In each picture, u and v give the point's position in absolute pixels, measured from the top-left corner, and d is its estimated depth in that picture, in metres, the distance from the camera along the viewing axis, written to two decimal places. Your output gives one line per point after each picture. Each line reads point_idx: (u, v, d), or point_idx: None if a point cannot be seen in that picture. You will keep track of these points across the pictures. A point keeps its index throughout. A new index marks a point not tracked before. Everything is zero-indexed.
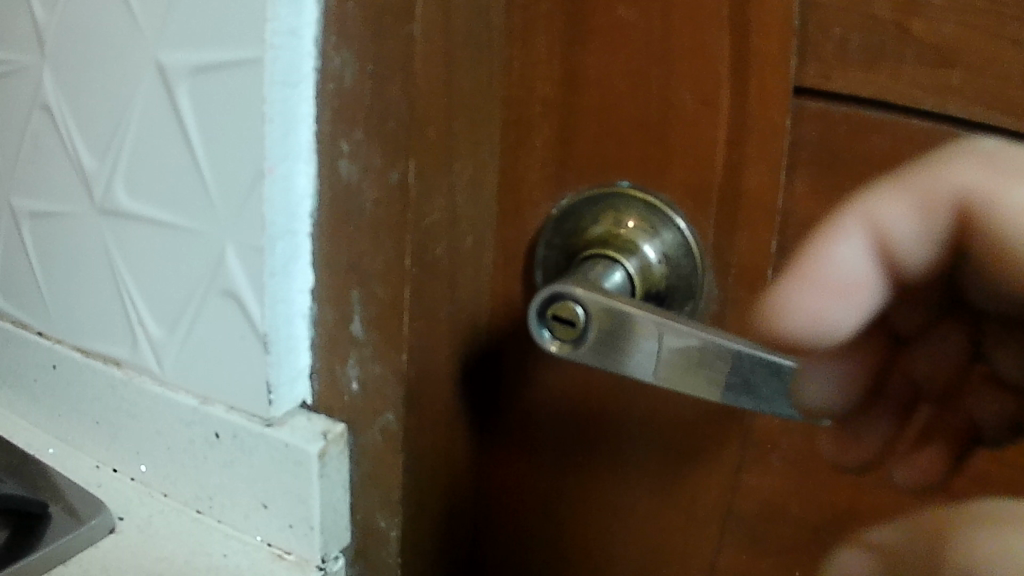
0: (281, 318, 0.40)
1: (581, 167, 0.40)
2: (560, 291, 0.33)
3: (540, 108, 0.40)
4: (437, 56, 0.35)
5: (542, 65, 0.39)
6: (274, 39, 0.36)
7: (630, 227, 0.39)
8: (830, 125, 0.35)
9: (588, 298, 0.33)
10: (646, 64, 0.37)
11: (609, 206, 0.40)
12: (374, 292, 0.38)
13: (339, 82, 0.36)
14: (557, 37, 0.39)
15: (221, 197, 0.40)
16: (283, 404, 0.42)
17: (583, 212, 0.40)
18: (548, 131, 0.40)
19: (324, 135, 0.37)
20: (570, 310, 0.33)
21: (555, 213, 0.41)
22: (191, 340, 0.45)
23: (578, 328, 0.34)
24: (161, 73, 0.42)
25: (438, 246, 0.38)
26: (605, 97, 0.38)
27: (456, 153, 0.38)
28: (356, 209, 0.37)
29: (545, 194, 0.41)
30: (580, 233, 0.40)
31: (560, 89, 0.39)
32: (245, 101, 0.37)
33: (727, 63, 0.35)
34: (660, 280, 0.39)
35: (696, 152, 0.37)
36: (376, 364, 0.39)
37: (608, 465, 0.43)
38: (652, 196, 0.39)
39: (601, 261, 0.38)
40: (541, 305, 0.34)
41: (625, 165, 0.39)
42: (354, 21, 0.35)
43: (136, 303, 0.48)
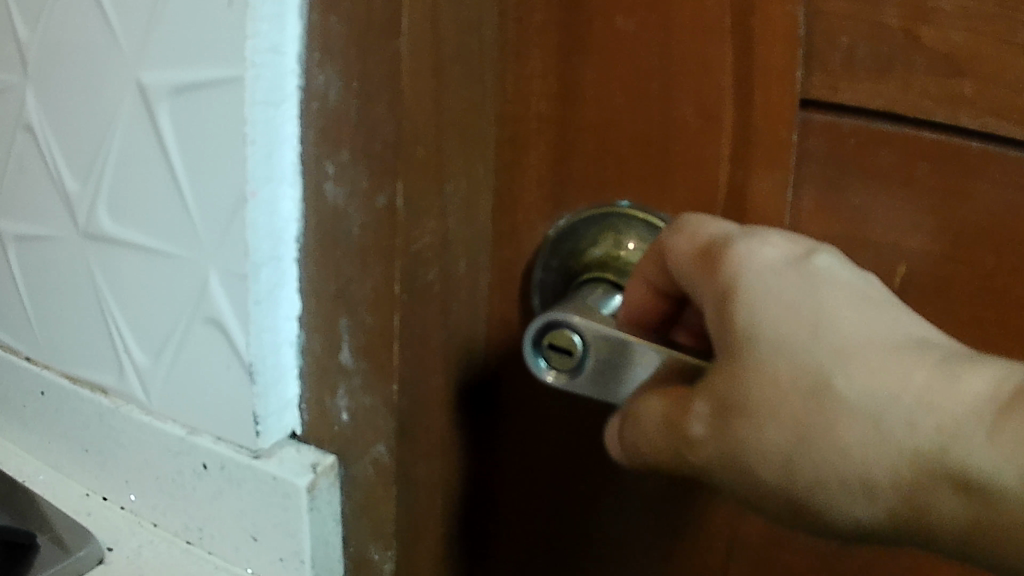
0: (267, 347, 0.38)
1: (580, 185, 0.39)
2: (557, 319, 0.32)
3: (537, 124, 0.38)
4: (426, 72, 0.33)
5: (538, 80, 0.38)
6: (256, 57, 0.34)
7: (631, 249, 0.38)
8: (837, 139, 0.33)
9: (584, 325, 0.32)
10: (646, 78, 0.35)
11: (608, 227, 0.38)
12: (362, 319, 0.36)
13: (324, 101, 0.35)
14: (553, 50, 0.37)
15: (203, 223, 0.38)
16: (271, 435, 0.41)
17: (581, 233, 0.39)
18: (546, 148, 0.39)
19: (310, 156, 0.36)
20: (567, 338, 0.32)
21: (553, 234, 0.40)
22: (177, 369, 0.43)
23: (572, 355, 0.32)
24: (143, 93, 0.40)
25: (431, 270, 0.36)
26: (602, 111, 0.37)
27: (448, 173, 0.36)
28: (343, 233, 0.35)
29: (543, 213, 0.40)
30: (579, 253, 0.39)
31: (557, 105, 0.38)
32: (227, 122, 0.36)
33: (731, 78, 0.34)
34: None
35: (698, 169, 0.36)
36: (367, 394, 0.37)
37: (610, 495, 0.41)
38: (650, 215, 0.37)
39: (601, 288, 0.36)
40: (537, 333, 0.33)
41: (625, 182, 0.37)
42: (340, 37, 0.33)
43: (122, 330, 0.46)
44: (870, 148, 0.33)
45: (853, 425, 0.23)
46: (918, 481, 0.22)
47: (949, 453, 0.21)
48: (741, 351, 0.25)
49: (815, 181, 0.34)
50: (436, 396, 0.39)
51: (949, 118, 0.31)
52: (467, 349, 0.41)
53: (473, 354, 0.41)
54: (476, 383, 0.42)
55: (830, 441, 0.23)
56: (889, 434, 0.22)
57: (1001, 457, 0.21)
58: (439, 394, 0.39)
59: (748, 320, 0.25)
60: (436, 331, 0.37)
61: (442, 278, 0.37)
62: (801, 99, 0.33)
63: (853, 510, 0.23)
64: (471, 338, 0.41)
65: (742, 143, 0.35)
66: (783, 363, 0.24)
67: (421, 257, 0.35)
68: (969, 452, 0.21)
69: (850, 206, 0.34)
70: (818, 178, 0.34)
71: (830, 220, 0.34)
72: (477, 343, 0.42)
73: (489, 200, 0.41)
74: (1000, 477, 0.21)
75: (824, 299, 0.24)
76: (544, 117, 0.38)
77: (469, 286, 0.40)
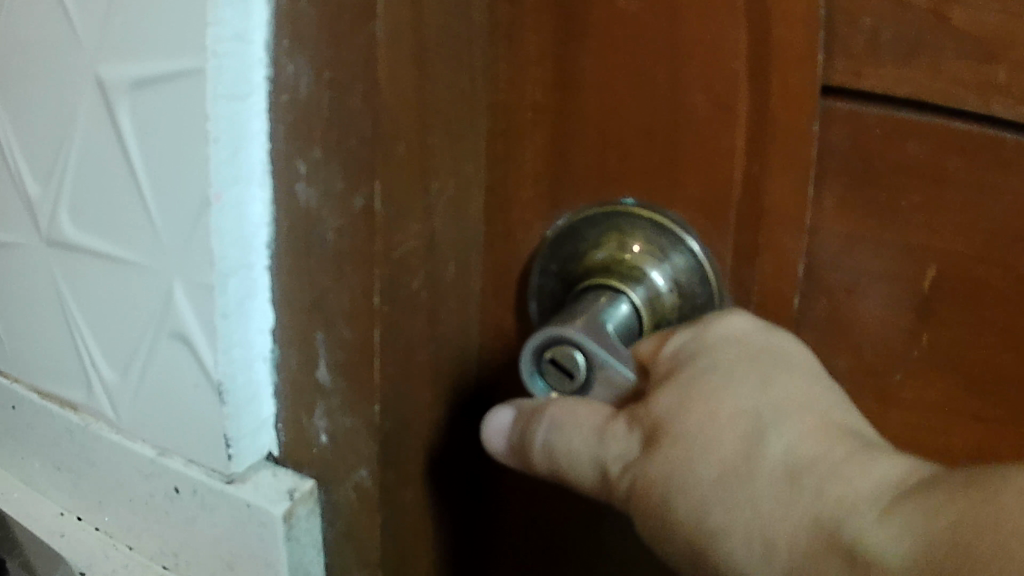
0: (237, 364, 0.35)
1: (579, 183, 0.35)
2: (562, 335, 0.29)
3: (532, 117, 0.35)
4: (405, 60, 0.30)
5: (532, 68, 0.34)
6: (217, 46, 0.31)
7: (635, 251, 0.34)
8: (864, 131, 0.30)
9: (590, 346, 0.29)
10: (649, 65, 0.32)
11: (610, 227, 0.35)
12: (339, 333, 0.32)
13: (293, 93, 0.31)
14: (548, 35, 0.34)
15: (167, 228, 0.35)
16: (244, 458, 0.37)
17: (581, 235, 0.35)
18: (542, 142, 0.35)
19: (280, 155, 0.32)
20: (570, 355, 0.29)
21: (550, 236, 0.36)
22: (145, 387, 0.40)
23: (576, 380, 0.30)
24: (101, 87, 0.37)
25: (417, 277, 0.33)
26: (601, 102, 0.33)
27: (433, 172, 0.33)
28: (317, 240, 0.32)
29: (542, 212, 0.36)
30: (579, 258, 0.35)
31: (553, 95, 0.34)
32: (187, 118, 0.32)
33: (746, 64, 0.30)
34: (671, 311, 0.34)
35: (709, 164, 0.32)
36: (346, 415, 0.34)
37: (609, 516, 0.38)
38: (655, 213, 0.34)
39: (604, 292, 0.33)
40: (539, 345, 0.30)
41: (630, 179, 0.34)
42: (309, 22, 0.30)
43: (88, 344, 0.43)
44: (899, 139, 0.29)
45: (777, 502, 0.23)
46: (815, 552, 0.21)
47: (842, 524, 0.21)
48: (686, 388, 0.27)
49: (839, 176, 0.31)
50: (425, 414, 0.36)
51: (987, 107, 0.28)
52: (459, 361, 0.37)
53: (465, 366, 0.38)
54: (470, 394, 0.39)
55: (760, 497, 0.23)
56: (766, 484, 0.23)
57: (890, 535, 0.20)
58: (428, 412, 0.36)
59: (704, 369, 0.27)
60: (424, 344, 0.34)
61: (430, 285, 0.34)
62: (822, 86, 0.30)
63: (740, 561, 0.23)
64: (463, 349, 0.38)
65: (758, 137, 0.31)
66: (728, 398, 0.26)
67: (406, 264, 0.32)
68: (858, 521, 0.21)
69: (878, 205, 0.30)
70: (841, 173, 0.31)
71: (856, 219, 0.31)
72: (469, 355, 0.38)
73: (481, 200, 0.37)
74: (891, 545, 0.20)
75: (777, 380, 0.26)
76: (538, 109, 0.35)
77: (462, 292, 0.37)
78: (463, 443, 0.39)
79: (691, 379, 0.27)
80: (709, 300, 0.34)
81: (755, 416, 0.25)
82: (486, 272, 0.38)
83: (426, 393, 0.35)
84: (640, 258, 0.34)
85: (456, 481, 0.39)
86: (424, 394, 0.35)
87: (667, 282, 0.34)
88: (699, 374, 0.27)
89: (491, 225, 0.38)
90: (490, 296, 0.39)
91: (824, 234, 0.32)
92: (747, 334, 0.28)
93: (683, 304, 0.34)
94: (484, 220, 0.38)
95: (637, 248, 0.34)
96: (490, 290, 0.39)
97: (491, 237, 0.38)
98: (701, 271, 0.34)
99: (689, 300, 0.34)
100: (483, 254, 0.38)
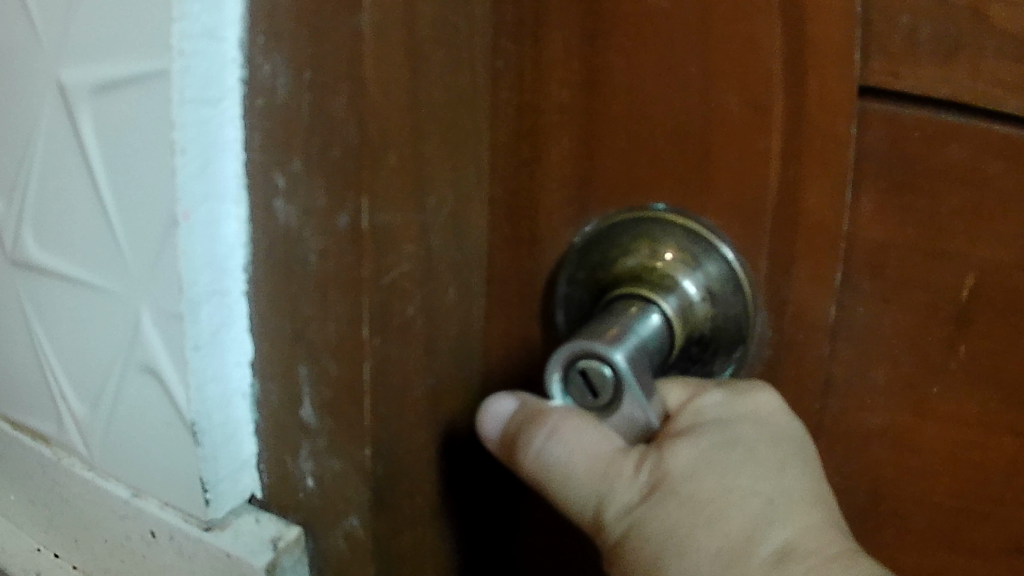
0: (213, 402, 0.31)
1: (589, 192, 0.32)
2: (593, 350, 0.25)
3: (538, 121, 0.31)
4: (395, 56, 0.26)
5: (540, 67, 0.31)
6: (183, 44, 0.27)
7: (667, 260, 0.31)
8: (902, 133, 0.26)
9: (624, 365, 0.25)
10: (671, 60, 0.28)
11: (642, 233, 0.31)
12: (324, 367, 0.29)
13: (270, 96, 0.28)
14: (556, 30, 0.30)
15: (134, 250, 0.31)
16: (224, 502, 0.34)
17: (610, 242, 0.32)
18: (547, 149, 0.32)
19: (256, 166, 0.29)
20: (599, 372, 0.25)
21: (578, 243, 0.32)
22: (116, 423, 0.36)
23: (600, 399, 0.26)
24: (62, 92, 0.33)
25: (414, 302, 0.29)
26: (617, 100, 0.30)
27: (430, 184, 0.29)
28: (297, 262, 0.28)
29: (551, 225, 0.33)
30: (608, 265, 0.32)
31: (561, 95, 0.31)
32: (152, 126, 0.29)
33: (782, 58, 0.27)
34: (703, 322, 0.30)
35: (737, 171, 0.29)
36: (334, 458, 0.30)
37: None
38: (683, 220, 0.30)
39: (633, 301, 0.29)
40: (564, 358, 0.26)
41: (648, 188, 0.30)
42: (287, 15, 0.26)
43: (57, 374, 0.39)
44: (943, 141, 0.26)
45: None
46: None
47: None
48: (703, 467, 0.25)
49: (875, 181, 0.27)
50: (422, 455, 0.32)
51: None
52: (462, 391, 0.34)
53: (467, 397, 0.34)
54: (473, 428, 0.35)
55: None
56: None
57: None
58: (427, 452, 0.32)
59: (727, 437, 0.26)
60: (421, 379, 0.30)
61: (429, 310, 0.30)
62: (860, 86, 0.26)
63: None
64: (467, 378, 0.34)
65: (798, 140, 0.27)
66: (744, 480, 0.25)
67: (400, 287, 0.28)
68: None
69: (918, 212, 0.27)
70: (881, 181, 0.27)
71: (892, 227, 0.27)
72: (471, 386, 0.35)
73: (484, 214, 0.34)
74: None
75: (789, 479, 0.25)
76: (547, 112, 0.31)
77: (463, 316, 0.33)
78: (464, 483, 0.35)
79: (710, 441, 0.26)
80: (745, 311, 0.30)
81: (768, 504, 0.25)
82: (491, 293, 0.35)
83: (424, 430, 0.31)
84: (673, 267, 0.30)
85: (458, 519, 0.35)
86: (421, 432, 0.31)
87: (699, 292, 0.30)
88: (720, 441, 0.26)
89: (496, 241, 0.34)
90: (497, 318, 0.35)
91: (860, 249, 0.28)
92: (766, 411, 0.27)
93: (715, 316, 0.30)
94: (490, 234, 0.34)
95: (670, 256, 0.30)
96: (496, 312, 0.35)
97: (497, 252, 0.34)
98: (733, 277, 0.30)
99: (722, 312, 0.30)
100: (488, 272, 0.34)
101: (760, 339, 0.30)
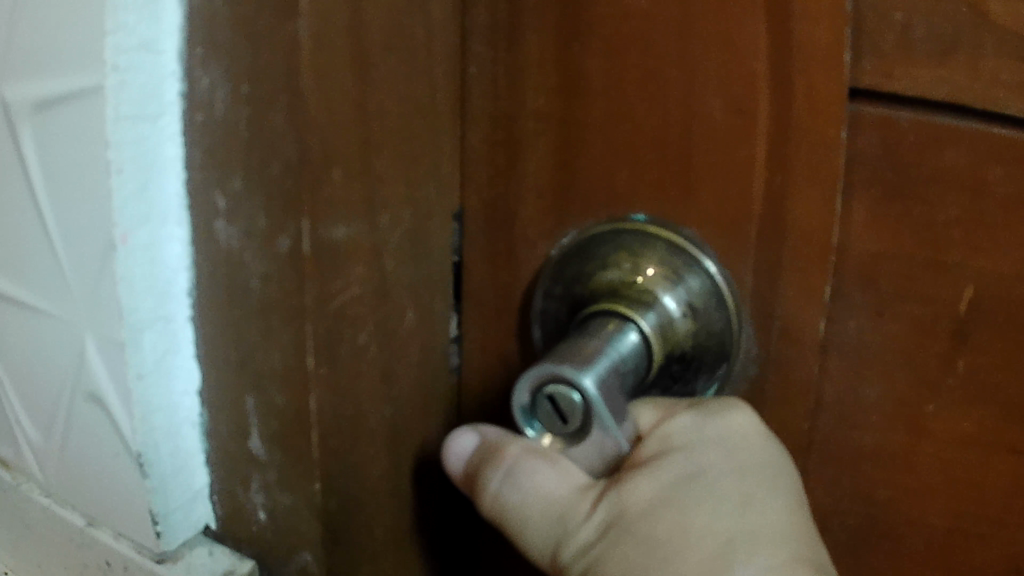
0: (159, 432, 0.30)
1: (558, 208, 0.29)
2: (557, 375, 0.23)
3: (499, 136, 0.30)
4: (340, 68, 0.24)
5: (500, 76, 0.29)
6: (118, 59, 0.25)
7: (648, 275, 0.28)
8: (895, 136, 0.24)
9: (593, 394, 0.23)
10: (646, 62, 0.26)
11: (622, 247, 0.28)
12: (272, 399, 0.28)
13: (209, 112, 0.26)
14: (516, 38, 0.28)
15: (76, 274, 0.30)
16: (176, 535, 0.32)
17: (587, 256, 0.29)
18: (508, 162, 0.30)
19: (197, 186, 0.27)
20: (567, 399, 0.23)
21: (555, 256, 0.30)
22: (69, 450, 0.35)
23: (569, 425, 0.24)
24: (2, 108, 0.31)
25: (365, 327, 0.27)
26: (596, 108, 0.27)
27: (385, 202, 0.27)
28: (240, 289, 0.27)
29: (516, 244, 0.31)
30: (586, 280, 0.29)
31: (524, 106, 0.29)
32: (87, 145, 0.27)
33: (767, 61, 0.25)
34: (684, 339, 0.28)
35: (718, 181, 0.26)
36: (285, 492, 0.29)
37: None
38: (660, 233, 0.28)
39: (610, 319, 0.26)
40: (531, 385, 0.24)
41: (619, 202, 0.28)
42: (223, 26, 0.25)
43: (11, 398, 0.38)
44: (934, 149, 0.24)
45: None
46: None
47: None
48: (664, 495, 0.24)
49: (870, 186, 0.25)
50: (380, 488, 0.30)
51: None
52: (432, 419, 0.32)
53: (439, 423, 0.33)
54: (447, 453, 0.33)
55: None
56: None
57: None
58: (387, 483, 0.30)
59: (693, 471, 0.24)
60: (376, 408, 0.29)
61: (386, 336, 0.28)
62: (850, 88, 0.24)
63: None
64: (437, 404, 0.32)
65: (783, 150, 0.25)
66: (704, 515, 0.23)
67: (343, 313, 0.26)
68: None
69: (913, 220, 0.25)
70: (871, 194, 0.25)
71: (887, 238, 0.25)
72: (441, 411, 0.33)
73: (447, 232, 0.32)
74: None
75: (761, 501, 0.24)
76: (508, 125, 0.29)
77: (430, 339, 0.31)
78: (439, 510, 0.34)
79: (673, 476, 0.24)
80: (728, 326, 0.28)
81: (727, 540, 0.23)
82: (462, 314, 0.33)
83: (384, 460, 0.30)
84: (655, 283, 0.28)
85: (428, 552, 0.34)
86: (383, 463, 0.30)
87: (681, 308, 0.28)
88: (683, 476, 0.24)
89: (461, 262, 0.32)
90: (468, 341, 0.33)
91: (850, 267, 0.26)
92: (742, 434, 0.25)
93: (699, 333, 0.28)
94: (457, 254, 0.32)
95: (651, 271, 0.28)
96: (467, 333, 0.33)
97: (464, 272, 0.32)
98: (717, 293, 0.28)
99: (705, 327, 0.28)
100: (456, 293, 0.33)
101: (747, 353, 0.28)
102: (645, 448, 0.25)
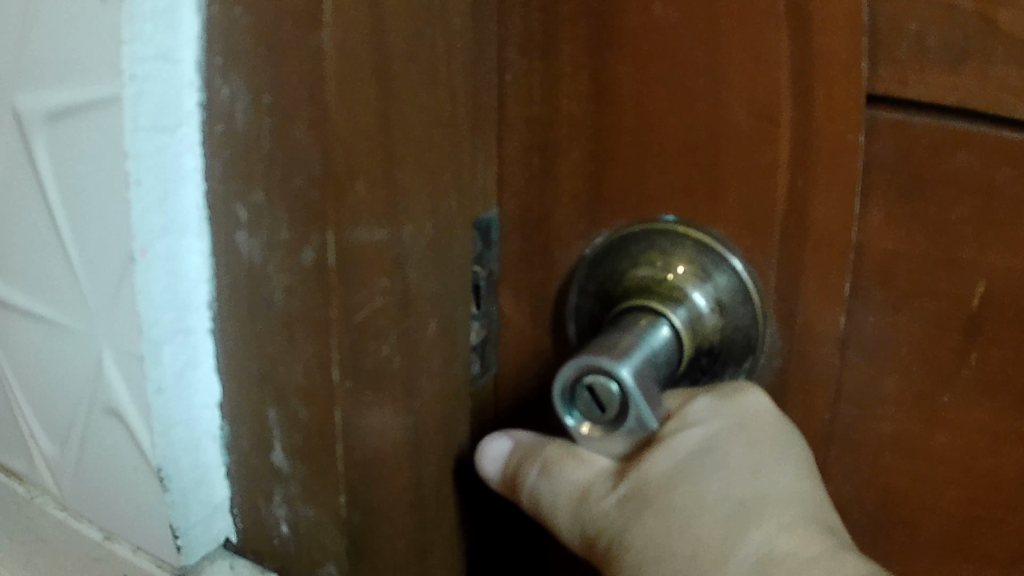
0: (179, 446, 0.29)
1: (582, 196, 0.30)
2: (592, 367, 0.24)
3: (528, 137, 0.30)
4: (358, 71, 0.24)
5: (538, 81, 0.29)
6: (135, 68, 0.25)
7: (678, 273, 0.28)
8: (910, 140, 0.25)
9: (630, 382, 0.24)
10: (671, 69, 0.27)
11: (653, 248, 0.29)
12: (295, 412, 0.27)
13: (229, 122, 0.26)
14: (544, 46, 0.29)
15: (94, 286, 0.29)
16: (197, 548, 0.31)
17: (620, 255, 0.29)
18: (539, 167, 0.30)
19: (217, 197, 0.27)
20: (605, 390, 0.24)
21: (589, 254, 0.30)
22: (86, 463, 0.34)
23: (607, 414, 0.25)
24: (17, 118, 0.31)
25: (387, 334, 0.27)
26: (625, 115, 0.28)
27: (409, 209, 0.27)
28: (263, 301, 0.27)
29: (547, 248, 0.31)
30: (619, 277, 0.29)
31: (551, 111, 0.29)
32: (105, 156, 0.27)
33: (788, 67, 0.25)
34: (712, 333, 0.28)
35: (747, 185, 0.27)
36: (309, 505, 0.28)
37: None
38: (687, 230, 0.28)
39: (642, 314, 0.27)
40: (565, 383, 0.25)
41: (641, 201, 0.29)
42: (244, 34, 0.24)
43: (25, 412, 0.37)
44: (947, 151, 0.24)
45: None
46: None
47: None
48: (678, 464, 0.26)
49: (883, 188, 0.25)
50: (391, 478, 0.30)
51: None
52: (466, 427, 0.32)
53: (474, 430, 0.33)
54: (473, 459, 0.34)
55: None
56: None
57: None
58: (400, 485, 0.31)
59: (695, 454, 0.26)
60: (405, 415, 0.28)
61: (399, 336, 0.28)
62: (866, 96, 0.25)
63: None
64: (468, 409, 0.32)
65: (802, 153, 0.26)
66: (716, 478, 0.25)
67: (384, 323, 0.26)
68: None
69: (928, 221, 0.25)
70: (891, 192, 0.25)
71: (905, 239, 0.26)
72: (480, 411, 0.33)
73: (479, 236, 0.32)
74: None
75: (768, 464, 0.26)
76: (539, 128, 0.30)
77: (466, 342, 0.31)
78: (470, 514, 0.34)
79: (677, 464, 0.26)
80: (753, 322, 0.28)
81: (740, 526, 0.24)
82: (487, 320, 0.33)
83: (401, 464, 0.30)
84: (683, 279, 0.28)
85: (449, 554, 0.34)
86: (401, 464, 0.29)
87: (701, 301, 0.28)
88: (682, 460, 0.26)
89: (494, 266, 0.32)
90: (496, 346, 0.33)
91: (867, 261, 0.26)
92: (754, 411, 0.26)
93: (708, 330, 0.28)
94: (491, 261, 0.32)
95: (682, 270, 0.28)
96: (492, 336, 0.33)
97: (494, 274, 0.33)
98: (743, 288, 0.28)
99: (731, 323, 0.28)
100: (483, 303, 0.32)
101: (770, 348, 0.29)
102: (667, 426, 0.27)
